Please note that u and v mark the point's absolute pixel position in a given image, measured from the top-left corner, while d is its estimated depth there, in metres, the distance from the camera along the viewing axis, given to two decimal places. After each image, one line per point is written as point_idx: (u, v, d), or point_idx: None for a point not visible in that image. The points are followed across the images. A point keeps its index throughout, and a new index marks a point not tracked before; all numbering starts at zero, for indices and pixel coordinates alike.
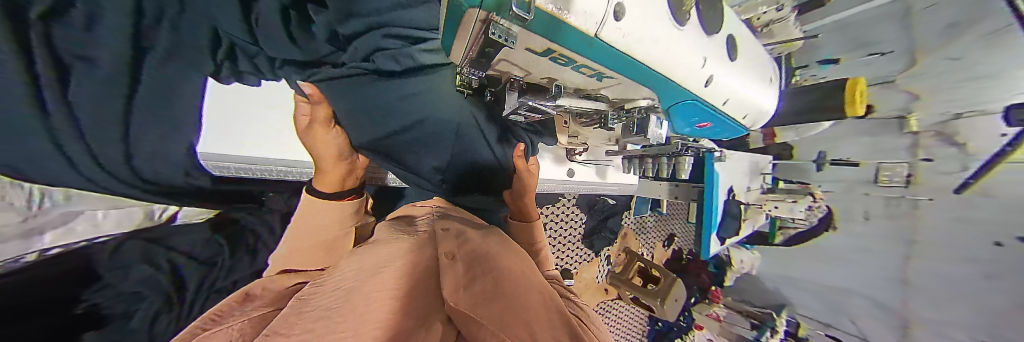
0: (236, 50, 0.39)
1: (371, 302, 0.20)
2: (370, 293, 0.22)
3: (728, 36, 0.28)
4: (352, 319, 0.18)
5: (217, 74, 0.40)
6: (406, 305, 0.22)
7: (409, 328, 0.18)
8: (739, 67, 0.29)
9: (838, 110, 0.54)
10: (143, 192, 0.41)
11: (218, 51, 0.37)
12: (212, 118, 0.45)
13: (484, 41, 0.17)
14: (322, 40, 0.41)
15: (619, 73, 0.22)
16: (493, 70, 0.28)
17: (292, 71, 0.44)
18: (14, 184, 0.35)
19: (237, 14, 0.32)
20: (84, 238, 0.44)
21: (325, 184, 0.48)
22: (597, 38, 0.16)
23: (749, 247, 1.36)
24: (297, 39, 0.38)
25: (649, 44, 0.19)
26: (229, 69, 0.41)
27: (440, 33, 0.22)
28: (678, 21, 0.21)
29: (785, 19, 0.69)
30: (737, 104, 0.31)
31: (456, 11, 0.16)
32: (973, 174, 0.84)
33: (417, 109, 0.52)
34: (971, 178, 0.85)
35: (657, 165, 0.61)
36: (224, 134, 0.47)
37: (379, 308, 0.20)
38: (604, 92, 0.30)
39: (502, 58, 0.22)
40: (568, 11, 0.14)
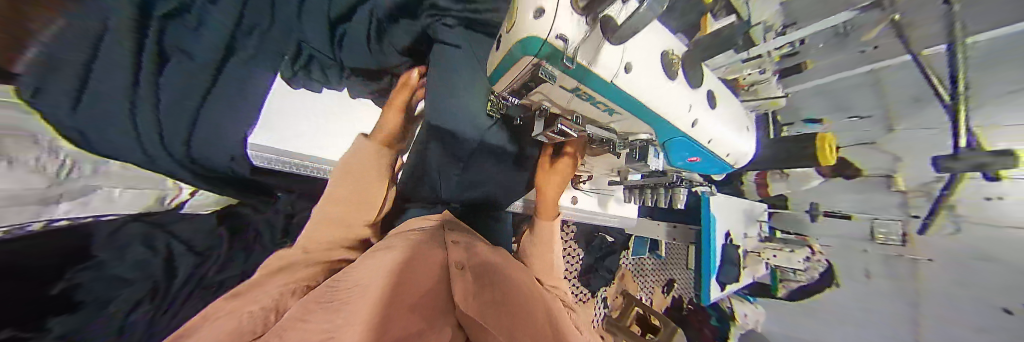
0: (315, 60, 0.50)
1: (384, 302, 0.22)
2: (388, 290, 0.23)
3: (709, 90, 0.33)
4: (364, 318, 0.19)
5: (288, 74, 0.49)
6: (416, 309, 0.22)
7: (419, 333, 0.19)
8: (720, 112, 0.34)
9: (810, 158, 0.58)
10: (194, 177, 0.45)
11: (294, 60, 0.47)
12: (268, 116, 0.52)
13: (531, 76, 0.23)
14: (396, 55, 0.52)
15: (628, 111, 0.27)
16: (525, 99, 0.32)
17: (358, 79, 0.55)
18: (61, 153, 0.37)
19: (325, 34, 0.45)
20: (94, 213, 0.43)
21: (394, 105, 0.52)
22: (613, 83, 0.22)
23: (752, 300, 1.33)
24: (375, 52, 0.49)
25: (649, 90, 0.24)
26: (304, 74, 0.51)
27: (490, 69, 0.27)
28: (669, 75, 0.26)
29: (767, 81, 0.78)
30: (722, 143, 0.36)
31: (512, 58, 0.22)
32: (930, 215, 0.90)
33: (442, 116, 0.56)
34: (928, 219, 0.91)
35: (654, 194, 0.63)
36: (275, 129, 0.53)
37: (391, 309, 0.21)
38: (613, 125, 0.34)
39: (539, 91, 0.27)
40: (594, 65, 0.20)
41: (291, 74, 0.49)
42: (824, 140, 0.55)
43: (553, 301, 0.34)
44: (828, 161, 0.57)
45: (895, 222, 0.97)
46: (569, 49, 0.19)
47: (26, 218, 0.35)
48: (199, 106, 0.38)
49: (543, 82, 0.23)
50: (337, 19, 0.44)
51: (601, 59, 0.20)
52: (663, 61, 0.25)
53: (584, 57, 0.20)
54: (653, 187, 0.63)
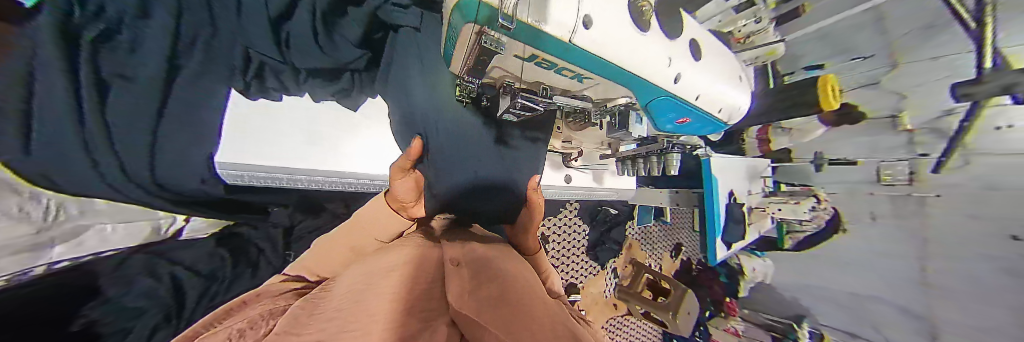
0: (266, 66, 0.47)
1: (379, 304, 0.21)
2: (380, 293, 0.23)
3: (691, 39, 0.30)
4: (356, 322, 0.19)
5: (247, 91, 0.48)
6: (410, 304, 0.22)
7: (418, 328, 0.19)
8: (704, 64, 0.31)
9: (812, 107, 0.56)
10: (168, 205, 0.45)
11: (250, 68, 0.45)
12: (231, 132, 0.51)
13: (480, 51, 0.21)
14: (345, 50, 0.51)
15: (599, 75, 0.24)
16: (488, 78, 0.31)
17: (317, 82, 0.53)
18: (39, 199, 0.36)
19: (267, 32, 0.41)
20: (91, 251, 0.43)
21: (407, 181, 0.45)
22: (571, 43, 0.19)
23: (759, 254, 1.33)
24: (324, 48, 0.48)
25: (617, 46, 0.21)
26: (257, 85, 0.49)
27: (444, 43, 0.26)
28: (640, 27, 0.23)
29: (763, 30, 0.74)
30: (711, 99, 0.33)
31: (457, 27, 0.20)
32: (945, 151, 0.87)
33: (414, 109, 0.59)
34: (943, 157, 0.88)
35: (645, 164, 0.61)
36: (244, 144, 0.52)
37: (389, 309, 0.21)
38: (587, 92, 0.32)
39: (495, 65, 0.25)
40: (544, 23, 0.17)
41: (244, 87, 0.47)
42: (827, 82, 0.54)
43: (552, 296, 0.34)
44: (830, 107, 0.55)
45: (902, 161, 0.95)
46: (504, 6, 0.16)
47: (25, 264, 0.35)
48: (157, 124, 0.36)
49: (494, 55, 0.21)
50: (279, 14, 0.41)
51: (551, 14, 0.17)
52: (631, 8, 0.23)
53: (531, 14, 0.17)
54: (644, 156, 0.60)
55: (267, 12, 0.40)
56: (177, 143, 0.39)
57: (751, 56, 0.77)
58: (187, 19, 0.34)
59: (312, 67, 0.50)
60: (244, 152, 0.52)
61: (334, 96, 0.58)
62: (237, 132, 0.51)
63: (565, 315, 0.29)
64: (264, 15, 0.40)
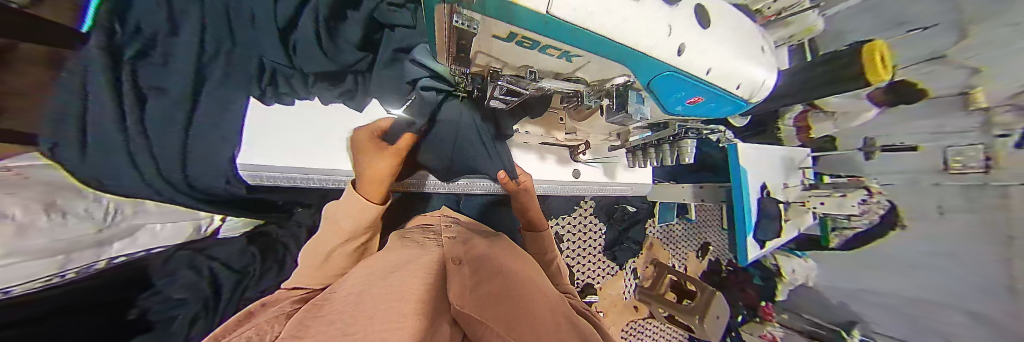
0: (276, 74, 0.49)
1: (380, 311, 0.21)
2: (380, 299, 0.23)
3: (696, 6, 0.27)
4: (354, 330, 0.18)
5: (263, 95, 0.50)
6: (407, 304, 0.22)
7: (416, 331, 0.18)
8: (713, 34, 0.28)
9: (855, 79, 0.49)
10: (203, 205, 0.49)
11: (262, 78, 0.48)
12: (251, 127, 0.52)
13: (457, 33, 0.20)
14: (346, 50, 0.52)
15: (585, 51, 0.23)
16: (475, 67, 0.30)
17: (323, 86, 0.54)
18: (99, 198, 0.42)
19: (277, 41, 0.45)
20: (144, 247, 0.48)
21: (380, 164, 0.41)
22: (551, 17, 0.18)
23: (800, 254, 1.19)
24: (326, 52, 0.49)
25: (606, 15, 0.19)
26: (272, 91, 0.51)
27: (429, 22, 0.24)
28: None
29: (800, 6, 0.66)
30: (725, 73, 0.30)
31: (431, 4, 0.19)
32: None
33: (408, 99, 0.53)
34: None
35: (658, 153, 0.57)
36: (260, 145, 0.53)
37: (387, 315, 0.20)
38: (581, 74, 0.30)
39: (477, 50, 0.24)
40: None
41: (260, 95, 0.49)
42: (875, 49, 0.47)
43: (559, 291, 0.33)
44: (881, 80, 0.48)
45: (976, 146, 0.82)
46: None
47: (92, 259, 0.40)
48: (186, 128, 0.39)
49: (472, 37, 0.21)
50: (287, 26, 0.46)
51: None
52: None
53: None
54: (656, 144, 0.56)
55: (277, 24, 0.44)
56: (205, 148, 0.43)
57: (785, 35, 0.71)
58: (209, 38, 0.39)
59: (316, 70, 0.50)
60: (260, 155, 0.52)
61: (340, 98, 0.57)
62: (255, 139, 0.52)
63: (571, 311, 0.28)
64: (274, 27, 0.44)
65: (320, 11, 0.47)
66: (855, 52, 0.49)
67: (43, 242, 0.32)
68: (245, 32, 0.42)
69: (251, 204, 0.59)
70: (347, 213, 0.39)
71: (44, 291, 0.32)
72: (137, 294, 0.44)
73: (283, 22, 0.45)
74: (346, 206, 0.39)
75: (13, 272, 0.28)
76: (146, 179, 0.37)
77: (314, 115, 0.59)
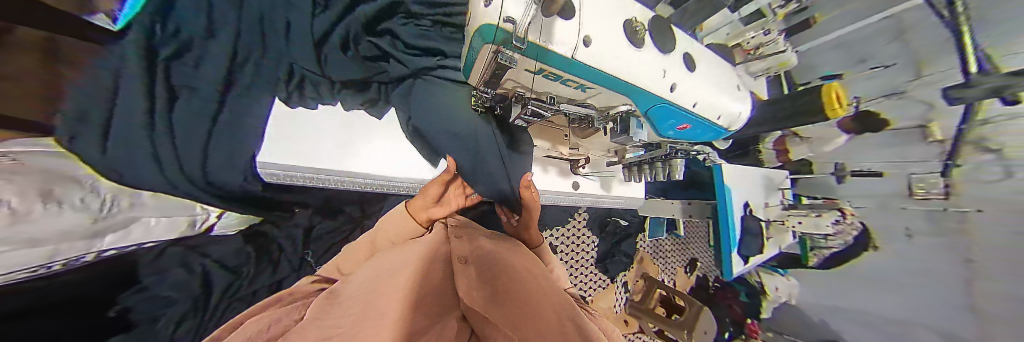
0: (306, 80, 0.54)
1: (391, 302, 0.22)
2: (393, 289, 0.25)
3: (684, 53, 0.32)
4: (365, 321, 0.20)
5: (291, 97, 0.52)
6: (420, 300, 0.23)
7: (422, 328, 0.20)
8: (699, 75, 0.33)
9: (817, 113, 0.54)
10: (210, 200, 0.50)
11: (291, 81, 0.51)
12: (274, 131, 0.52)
13: (494, 67, 0.24)
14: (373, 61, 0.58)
15: (598, 85, 0.27)
16: (500, 89, 0.33)
17: (348, 93, 0.58)
18: None
19: (312, 52, 0.50)
20: (136, 242, 0.46)
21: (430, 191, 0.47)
22: (574, 59, 0.22)
23: (782, 272, 1.27)
24: (365, 60, 0.57)
25: (615, 61, 0.24)
26: (298, 92, 0.53)
27: (463, 57, 0.28)
28: (635, 43, 0.25)
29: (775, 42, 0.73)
30: (709, 107, 0.34)
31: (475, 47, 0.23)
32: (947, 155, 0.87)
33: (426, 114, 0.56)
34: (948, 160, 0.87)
35: (652, 169, 0.61)
36: (281, 145, 0.53)
37: (398, 306, 0.22)
38: (592, 101, 0.34)
39: (507, 78, 0.28)
40: (549, 43, 0.21)
41: (287, 98, 0.51)
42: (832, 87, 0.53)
43: (562, 294, 0.35)
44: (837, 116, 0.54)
45: (935, 174, 0.89)
46: (517, 29, 0.19)
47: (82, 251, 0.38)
48: (212, 128, 0.42)
49: (507, 71, 0.24)
50: (322, 37, 0.50)
51: (556, 36, 0.20)
52: (625, 28, 0.25)
53: (537, 34, 0.20)
54: (649, 161, 0.60)
55: (313, 37, 0.49)
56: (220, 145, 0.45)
57: (763, 67, 0.79)
58: (243, 44, 0.44)
59: (343, 78, 0.56)
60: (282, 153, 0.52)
61: (364, 106, 0.61)
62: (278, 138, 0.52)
63: (571, 313, 0.30)
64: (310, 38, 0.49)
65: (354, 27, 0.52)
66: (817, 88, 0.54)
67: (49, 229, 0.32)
68: (279, 43, 0.47)
69: (258, 202, 0.59)
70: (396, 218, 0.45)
71: (40, 281, 0.32)
72: (120, 291, 0.42)
73: (319, 36, 0.50)
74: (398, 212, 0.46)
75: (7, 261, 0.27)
76: (162, 176, 0.39)
77: (336, 119, 0.59)
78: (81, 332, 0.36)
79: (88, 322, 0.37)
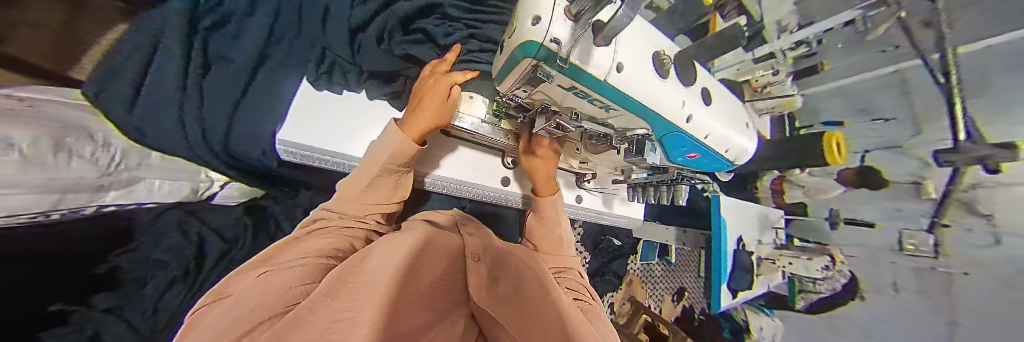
0: (336, 66, 0.54)
1: (402, 289, 0.22)
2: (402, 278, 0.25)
3: (702, 88, 0.34)
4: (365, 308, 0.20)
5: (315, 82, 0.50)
6: (424, 306, 0.23)
7: (421, 325, 0.20)
8: (714, 110, 0.35)
9: (818, 158, 0.57)
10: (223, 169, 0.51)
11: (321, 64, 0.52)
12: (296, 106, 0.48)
13: (530, 78, 0.26)
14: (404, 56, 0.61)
15: (620, 107, 0.29)
16: (527, 99, 0.35)
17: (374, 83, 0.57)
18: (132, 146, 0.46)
19: (345, 37, 0.52)
20: (137, 200, 0.46)
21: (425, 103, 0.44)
22: (605, 81, 0.25)
23: (768, 312, 1.23)
24: (389, 52, 0.59)
25: (640, 87, 0.26)
26: (325, 79, 0.52)
27: (499, 66, 0.30)
28: (660, 74, 0.28)
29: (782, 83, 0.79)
30: (720, 139, 0.36)
31: (514, 59, 0.26)
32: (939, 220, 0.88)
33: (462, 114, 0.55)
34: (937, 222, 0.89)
35: (656, 193, 0.62)
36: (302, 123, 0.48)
37: (400, 299, 0.22)
38: (611, 121, 0.35)
39: (538, 90, 0.30)
40: (585, 65, 0.23)
41: (314, 79, 0.50)
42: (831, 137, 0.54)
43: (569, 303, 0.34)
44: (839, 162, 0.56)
45: (925, 230, 0.90)
46: (560, 50, 0.22)
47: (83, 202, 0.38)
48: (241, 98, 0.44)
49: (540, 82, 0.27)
50: (358, 27, 0.54)
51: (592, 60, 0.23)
52: (653, 60, 0.27)
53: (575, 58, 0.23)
54: (655, 185, 0.61)
55: (348, 25, 0.52)
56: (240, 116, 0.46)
57: (769, 105, 0.82)
58: (279, 22, 0.46)
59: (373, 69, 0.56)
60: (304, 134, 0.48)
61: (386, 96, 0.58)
62: (302, 114, 0.48)
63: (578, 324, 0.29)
64: (345, 27, 0.52)
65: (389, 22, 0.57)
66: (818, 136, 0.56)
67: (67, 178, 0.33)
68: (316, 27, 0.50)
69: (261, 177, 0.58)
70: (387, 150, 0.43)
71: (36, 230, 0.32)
72: (111, 249, 0.42)
73: (355, 24, 0.53)
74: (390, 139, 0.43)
75: (32, 203, 0.30)
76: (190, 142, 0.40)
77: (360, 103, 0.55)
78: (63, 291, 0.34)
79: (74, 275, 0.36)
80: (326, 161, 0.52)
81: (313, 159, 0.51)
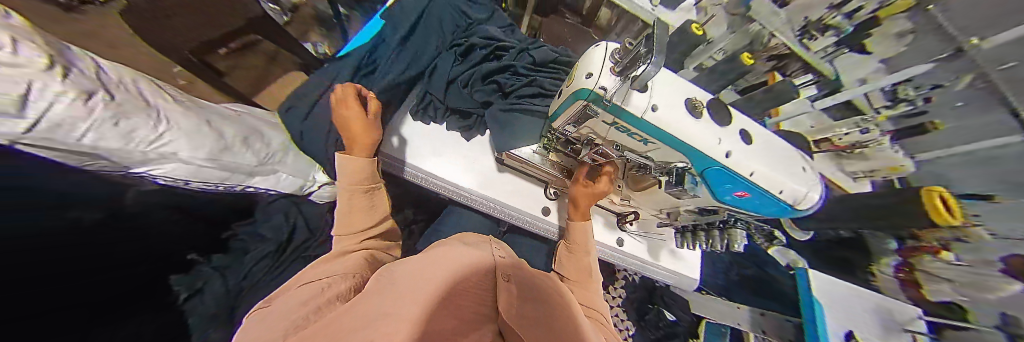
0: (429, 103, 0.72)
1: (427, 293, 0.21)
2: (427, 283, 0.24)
3: (741, 129, 0.35)
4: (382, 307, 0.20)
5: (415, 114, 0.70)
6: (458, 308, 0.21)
7: (453, 328, 0.17)
8: (759, 150, 0.34)
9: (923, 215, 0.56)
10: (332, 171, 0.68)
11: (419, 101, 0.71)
12: (407, 135, 0.67)
13: (579, 114, 0.33)
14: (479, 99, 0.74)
15: (656, 139, 0.32)
16: (576, 133, 0.41)
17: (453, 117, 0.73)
18: (289, 149, 0.67)
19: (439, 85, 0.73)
20: (266, 187, 0.66)
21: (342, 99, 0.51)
22: (643, 117, 0.30)
23: None
24: (469, 96, 0.74)
25: (675, 123, 0.30)
26: (421, 114, 0.71)
27: (555, 105, 0.39)
28: (694, 114, 0.31)
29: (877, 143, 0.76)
30: (775, 179, 0.34)
31: (568, 100, 0.34)
32: None
33: (515, 139, 0.63)
34: None
35: (707, 238, 0.57)
36: (416, 147, 0.67)
37: (426, 296, 0.21)
38: (651, 155, 0.38)
39: (585, 124, 0.36)
40: (625, 103, 0.29)
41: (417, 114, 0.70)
42: (932, 197, 0.56)
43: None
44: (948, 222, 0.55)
45: None
46: (605, 94, 0.29)
47: (234, 182, 0.59)
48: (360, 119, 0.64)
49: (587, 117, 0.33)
50: (450, 80, 0.75)
51: (631, 101, 0.29)
52: (687, 104, 0.32)
53: (617, 99, 0.29)
54: (704, 228, 0.57)
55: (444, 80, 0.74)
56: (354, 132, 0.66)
57: (863, 166, 0.80)
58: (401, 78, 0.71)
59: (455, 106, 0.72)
60: (417, 157, 0.66)
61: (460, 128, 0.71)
62: (414, 142, 0.67)
63: None
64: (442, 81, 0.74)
65: (473, 75, 0.75)
66: (920, 197, 0.57)
67: (231, 162, 0.54)
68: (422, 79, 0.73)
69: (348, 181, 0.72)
70: (361, 173, 0.51)
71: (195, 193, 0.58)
72: (236, 220, 0.72)
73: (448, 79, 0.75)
74: (361, 168, 0.51)
75: (215, 175, 0.54)
76: (328, 148, 0.63)
77: (449, 136, 0.71)
78: (193, 238, 0.62)
79: (205, 233, 0.65)
80: (421, 178, 0.66)
81: (417, 176, 0.66)
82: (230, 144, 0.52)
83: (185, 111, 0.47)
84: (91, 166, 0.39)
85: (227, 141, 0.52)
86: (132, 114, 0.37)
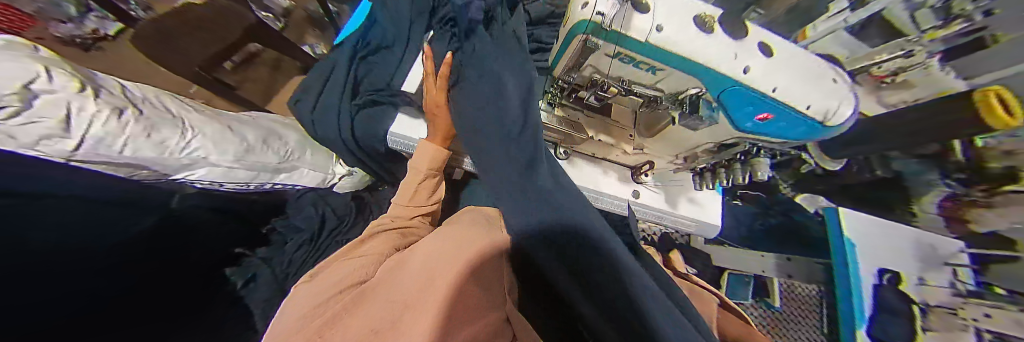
0: None
1: (434, 299, 0.30)
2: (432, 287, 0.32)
3: (759, 40, 0.32)
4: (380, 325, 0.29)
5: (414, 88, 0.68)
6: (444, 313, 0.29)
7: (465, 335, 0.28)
8: (781, 62, 0.31)
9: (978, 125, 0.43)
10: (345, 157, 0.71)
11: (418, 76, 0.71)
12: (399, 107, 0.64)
13: (581, 50, 0.34)
14: None
15: (662, 65, 0.31)
16: (582, 75, 0.43)
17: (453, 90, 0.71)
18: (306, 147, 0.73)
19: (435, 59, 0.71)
20: (293, 182, 0.74)
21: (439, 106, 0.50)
22: (648, 40, 0.28)
23: None
24: None
25: (685, 42, 0.28)
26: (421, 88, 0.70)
27: (559, 49, 0.39)
28: (705, 29, 0.29)
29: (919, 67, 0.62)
30: (805, 93, 0.30)
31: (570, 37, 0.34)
32: None
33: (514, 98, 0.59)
34: None
35: (729, 174, 0.56)
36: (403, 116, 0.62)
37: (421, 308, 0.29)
38: (661, 84, 0.38)
39: (589, 63, 0.38)
40: (627, 29, 0.27)
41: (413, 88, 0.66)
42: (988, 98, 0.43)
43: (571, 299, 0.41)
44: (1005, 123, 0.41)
45: None
46: (601, 21, 0.27)
47: (264, 179, 0.66)
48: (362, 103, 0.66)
49: (589, 52, 0.33)
50: None
51: (633, 24, 0.27)
52: (696, 20, 0.29)
53: (614, 24, 0.27)
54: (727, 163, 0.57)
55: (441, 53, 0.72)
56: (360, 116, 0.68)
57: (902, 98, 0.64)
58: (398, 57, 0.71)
59: None
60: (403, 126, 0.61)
61: None
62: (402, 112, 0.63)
63: None
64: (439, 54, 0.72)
65: None
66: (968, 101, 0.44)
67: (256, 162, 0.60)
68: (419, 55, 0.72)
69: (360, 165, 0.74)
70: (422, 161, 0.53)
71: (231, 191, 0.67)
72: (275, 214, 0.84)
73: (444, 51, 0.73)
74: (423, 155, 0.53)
75: (246, 175, 0.60)
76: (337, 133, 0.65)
77: None
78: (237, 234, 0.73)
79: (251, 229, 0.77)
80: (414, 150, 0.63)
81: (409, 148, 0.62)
82: (251, 145, 0.59)
83: (209, 119, 0.55)
84: (137, 177, 0.48)
85: (247, 143, 0.59)
86: (161, 126, 0.44)
